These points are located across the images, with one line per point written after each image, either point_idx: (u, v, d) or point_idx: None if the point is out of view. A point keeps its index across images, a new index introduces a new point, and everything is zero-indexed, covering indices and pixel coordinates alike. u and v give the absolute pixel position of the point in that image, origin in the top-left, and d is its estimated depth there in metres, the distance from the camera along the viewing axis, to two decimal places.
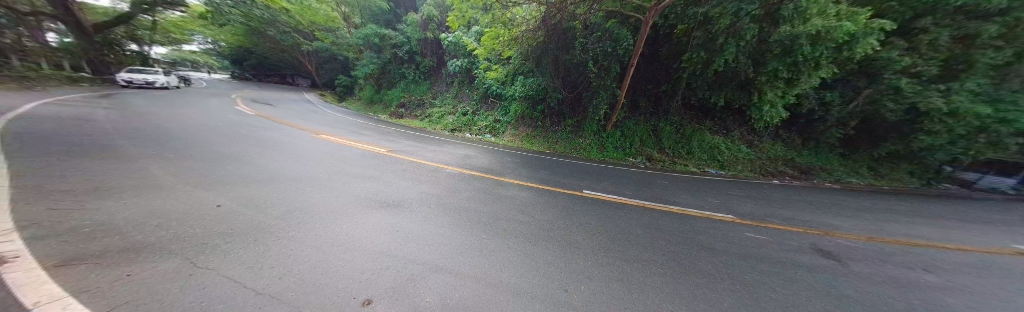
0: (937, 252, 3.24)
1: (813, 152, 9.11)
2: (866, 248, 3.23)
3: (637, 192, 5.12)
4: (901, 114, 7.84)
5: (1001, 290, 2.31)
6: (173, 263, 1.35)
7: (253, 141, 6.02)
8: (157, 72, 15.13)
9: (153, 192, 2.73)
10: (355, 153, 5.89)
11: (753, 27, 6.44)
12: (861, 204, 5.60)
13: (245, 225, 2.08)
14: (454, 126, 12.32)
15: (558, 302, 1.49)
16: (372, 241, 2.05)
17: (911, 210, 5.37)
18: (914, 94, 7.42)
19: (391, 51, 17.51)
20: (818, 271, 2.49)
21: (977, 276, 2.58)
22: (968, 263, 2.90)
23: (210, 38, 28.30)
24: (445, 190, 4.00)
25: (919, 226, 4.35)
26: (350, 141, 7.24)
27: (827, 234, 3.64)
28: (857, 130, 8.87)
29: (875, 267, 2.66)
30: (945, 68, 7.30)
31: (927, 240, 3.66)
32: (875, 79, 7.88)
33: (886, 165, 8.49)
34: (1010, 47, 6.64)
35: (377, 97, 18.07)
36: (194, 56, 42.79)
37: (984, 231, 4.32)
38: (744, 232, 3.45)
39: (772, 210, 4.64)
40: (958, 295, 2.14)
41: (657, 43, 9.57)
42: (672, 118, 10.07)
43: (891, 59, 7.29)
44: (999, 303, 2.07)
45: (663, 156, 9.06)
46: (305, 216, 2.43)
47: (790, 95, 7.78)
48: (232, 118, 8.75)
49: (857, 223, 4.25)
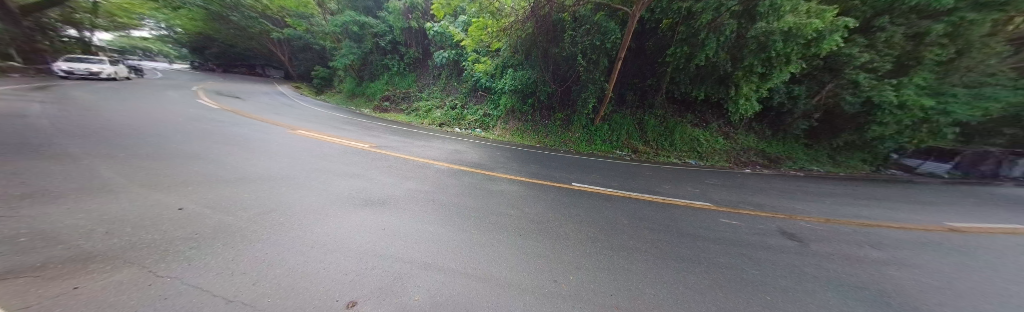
0: (885, 231, 3.64)
1: (783, 143, 9.77)
2: (824, 228, 3.59)
3: (623, 184, 5.30)
4: (858, 106, 8.53)
5: (937, 264, 2.66)
6: (128, 272, 1.25)
7: (219, 138, 5.58)
8: (102, 62, 13.52)
9: (102, 195, 2.49)
10: (336, 150, 5.63)
11: (732, 23, 6.72)
12: (822, 189, 6.16)
13: (212, 228, 1.95)
14: (442, 121, 12.01)
15: (548, 293, 1.55)
16: (356, 241, 2.00)
17: (864, 194, 5.96)
18: (870, 89, 8.05)
19: (373, 41, 16.63)
20: (784, 252, 2.72)
21: (915, 251, 2.95)
22: (908, 240, 3.30)
23: (164, 24, 25.52)
24: (433, 186, 3.94)
25: (870, 208, 4.86)
26: (329, 137, 6.92)
27: (792, 218, 3.97)
28: (820, 122, 9.62)
29: (831, 246, 2.98)
30: (899, 64, 7.96)
31: (877, 221, 4.09)
32: (838, 74, 8.43)
33: (842, 154, 9.32)
34: (954, 45, 7.38)
35: (360, 90, 17.21)
36: (143, 44, 38.07)
37: (921, 211, 4.90)
38: (720, 218, 3.71)
39: (744, 197, 5.00)
40: (897, 269, 2.46)
41: (643, 37, 9.72)
42: (656, 111, 10.35)
43: (852, 55, 7.76)
44: (930, 274, 2.39)
45: (647, 148, 9.44)
46: (283, 217, 2.33)
47: (764, 88, 8.18)
48: (194, 113, 8.02)
49: (819, 207, 4.67)
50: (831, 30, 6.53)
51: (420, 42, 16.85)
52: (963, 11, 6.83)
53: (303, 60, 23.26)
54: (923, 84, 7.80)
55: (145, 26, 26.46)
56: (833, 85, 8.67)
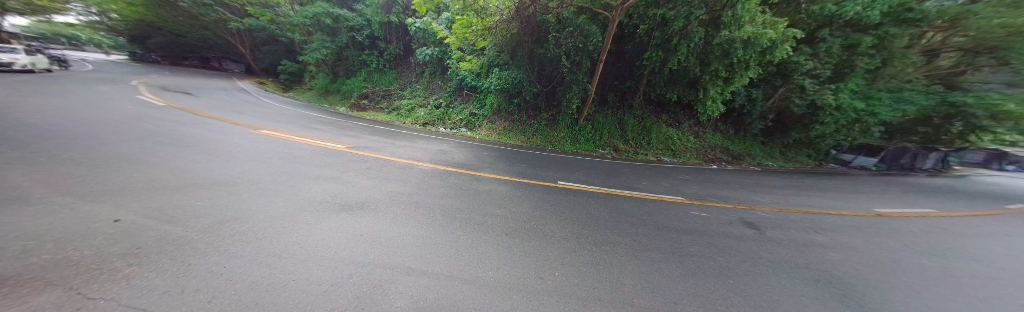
0: (826, 217, 4.16)
1: (744, 141, 10.79)
2: (776, 216, 4.02)
3: (604, 181, 5.53)
4: (804, 108, 9.63)
5: (862, 244, 3.11)
6: (54, 294, 1.08)
7: (166, 139, 4.97)
8: (12, 50, 11.47)
9: (11, 206, 2.11)
10: (308, 151, 5.27)
11: (700, 30, 7.31)
12: (776, 182, 6.89)
13: (158, 241, 1.74)
14: (426, 120, 11.66)
15: (535, 291, 1.57)
16: (331, 249, 1.89)
17: (810, 186, 6.75)
18: (814, 92, 9.11)
19: (349, 34, 15.68)
20: (745, 239, 3.01)
21: (847, 234, 3.42)
22: (842, 225, 3.81)
23: (92, 7, 22.06)
24: (416, 188, 3.83)
25: (815, 198, 5.53)
26: (300, 137, 6.44)
27: (752, 208, 4.40)
28: (775, 122, 10.74)
29: (783, 232, 3.34)
30: (837, 71, 9.05)
31: (819, 209, 4.67)
32: (788, 79, 9.39)
33: (792, 150, 10.51)
34: (880, 54, 8.50)
35: (335, 87, 16.16)
36: (67, 30, 32.82)
37: (853, 199, 5.67)
38: (690, 211, 4.01)
39: (712, 190, 5.44)
40: (833, 250, 2.84)
41: (623, 41, 10.18)
42: (634, 111, 10.90)
43: (800, 63, 8.69)
44: (856, 253, 2.81)
45: (627, 147, 9.91)
46: (245, 226, 2.13)
47: (728, 91, 8.94)
48: (134, 111, 7.05)
49: (773, 198, 5.23)
50: (783, 40, 7.17)
51: (401, 37, 16.20)
52: (886, 26, 7.91)
53: (268, 53, 21.32)
54: (856, 89, 8.98)
55: (68, 9, 22.74)
56: (785, 89, 9.69)
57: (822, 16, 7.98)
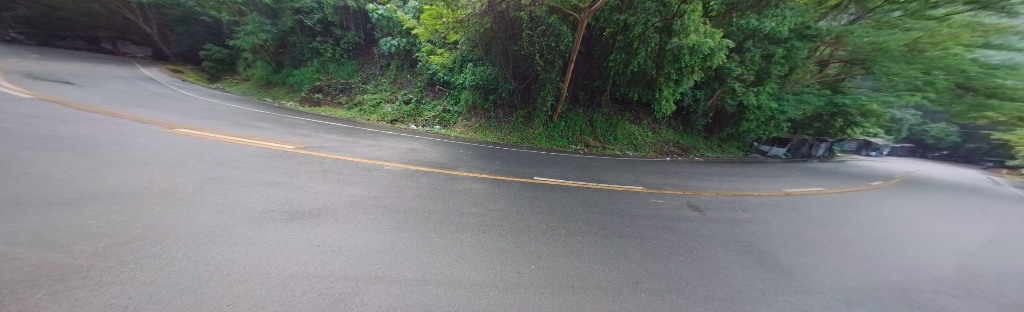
0: (750, 198, 5.05)
1: (692, 135, 12.36)
2: (715, 199, 4.74)
3: (577, 176, 5.84)
4: (734, 107, 11.51)
5: (774, 218, 3.85)
6: None
7: (28, 141, 3.77)
8: None
9: None
10: (246, 154, 4.50)
11: (655, 36, 8.09)
12: (716, 170, 8.08)
13: (17, 271, 1.30)
14: (394, 117, 10.84)
15: (512, 285, 1.63)
16: (279, 265, 1.66)
17: (741, 173, 8.08)
18: (742, 94, 10.85)
19: (294, 18, 13.62)
20: (691, 221, 3.49)
21: (764, 211, 4.18)
22: (761, 204, 4.66)
23: None
24: (382, 191, 3.55)
25: (743, 182, 6.65)
26: (234, 137, 5.47)
27: (696, 193, 5.12)
28: (714, 119, 12.59)
29: (720, 213, 3.95)
30: (759, 77, 10.77)
31: (745, 191, 5.64)
32: (723, 83, 10.93)
33: (726, 143, 12.49)
34: (789, 63, 10.18)
35: (280, 78, 13.97)
36: None
37: (770, 182, 6.94)
38: (650, 198, 4.50)
39: (666, 180, 6.18)
40: (753, 224, 3.47)
41: (591, 43, 10.74)
42: (602, 109, 11.65)
43: (732, 69, 10.20)
44: (768, 226, 3.47)
45: (596, 143, 10.61)
46: (159, 247, 1.73)
47: (678, 92, 10.06)
48: None
49: (714, 184, 6.14)
50: (720, 49, 8.23)
51: (361, 25, 14.63)
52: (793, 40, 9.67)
53: (184, 35, 17.39)
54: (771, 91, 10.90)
55: None
56: (721, 91, 11.39)
57: (747, 30, 9.35)
